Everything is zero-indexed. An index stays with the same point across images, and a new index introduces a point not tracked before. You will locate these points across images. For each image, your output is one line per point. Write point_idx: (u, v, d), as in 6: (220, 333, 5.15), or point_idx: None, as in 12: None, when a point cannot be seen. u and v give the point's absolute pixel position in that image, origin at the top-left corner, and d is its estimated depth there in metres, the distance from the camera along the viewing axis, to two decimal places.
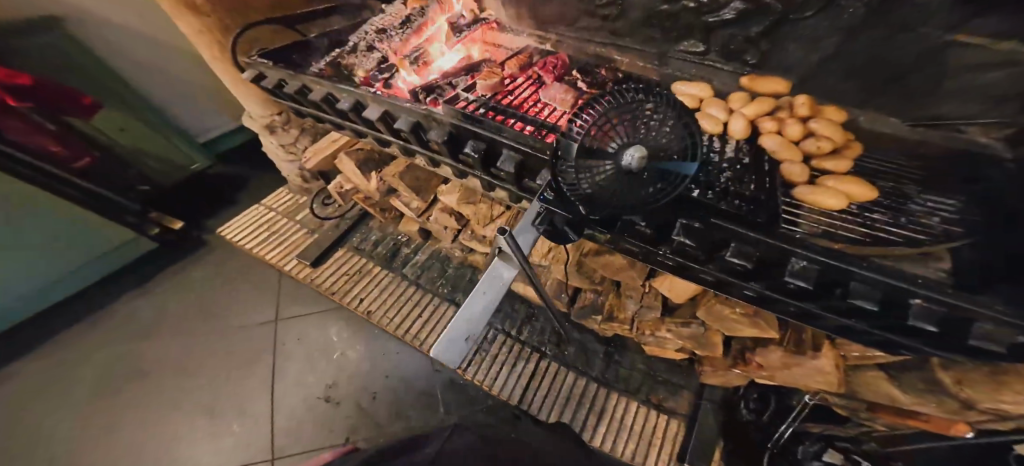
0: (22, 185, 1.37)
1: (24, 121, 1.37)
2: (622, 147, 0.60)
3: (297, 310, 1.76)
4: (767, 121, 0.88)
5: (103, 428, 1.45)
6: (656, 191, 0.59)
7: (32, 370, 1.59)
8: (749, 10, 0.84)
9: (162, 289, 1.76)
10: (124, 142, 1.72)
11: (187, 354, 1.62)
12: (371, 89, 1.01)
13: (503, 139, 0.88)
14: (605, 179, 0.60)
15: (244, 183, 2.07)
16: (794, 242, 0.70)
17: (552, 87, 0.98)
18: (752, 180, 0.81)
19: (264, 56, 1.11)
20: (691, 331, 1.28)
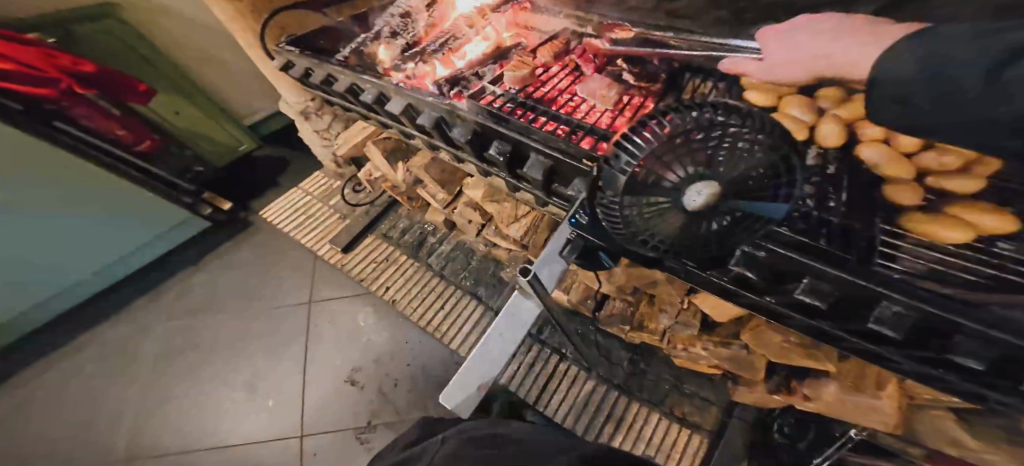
0: (92, 167, 1.47)
1: (90, 107, 1.48)
2: (681, 182, 0.39)
3: (329, 293, 1.80)
4: (870, 126, 0.67)
5: (161, 391, 1.61)
6: (729, 232, 0.43)
7: (106, 333, 1.77)
8: None
9: (212, 266, 1.89)
10: (180, 126, 1.82)
11: (230, 330, 1.73)
12: (395, 81, 0.95)
13: (532, 142, 0.79)
14: (655, 218, 0.43)
15: (285, 165, 2.13)
16: (885, 283, 0.56)
17: (592, 80, 0.86)
18: (834, 204, 0.65)
19: (291, 43, 1.07)
20: (731, 353, 1.14)
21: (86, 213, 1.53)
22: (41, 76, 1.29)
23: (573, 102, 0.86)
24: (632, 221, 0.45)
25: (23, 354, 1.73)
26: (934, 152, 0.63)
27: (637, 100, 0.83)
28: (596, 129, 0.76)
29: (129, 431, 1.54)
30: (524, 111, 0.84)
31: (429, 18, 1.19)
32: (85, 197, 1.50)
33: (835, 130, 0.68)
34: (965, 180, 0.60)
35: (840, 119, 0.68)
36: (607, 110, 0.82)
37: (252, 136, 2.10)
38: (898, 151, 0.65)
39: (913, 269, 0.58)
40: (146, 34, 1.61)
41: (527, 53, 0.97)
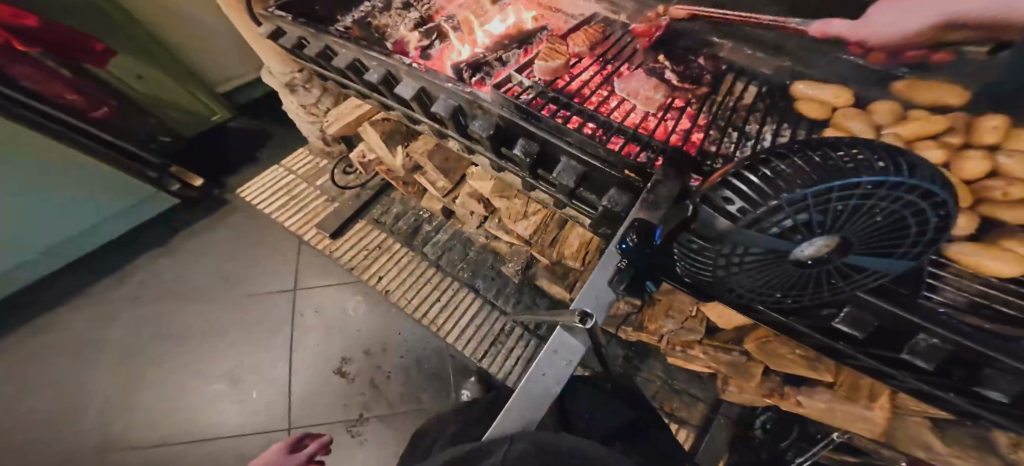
0: (44, 139, 1.28)
1: (33, 66, 1.26)
2: (787, 237, 0.34)
3: (316, 280, 1.70)
4: (931, 151, 0.61)
5: (130, 383, 1.49)
6: (830, 279, 0.40)
7: (61, 319, 1.61)
8: None
9: (182, 247, 1.73)
10: (143, 92, 1.60)
11: (206, 319, 1.61)
12: (408, 61, 0.83)
13: (565, 145, 0.71)
14: (753, 268, 0.40)
15: (263, 139, 1.95)
16: (925, 314, 0.52)
17: (634, 78, 0.79)
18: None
19: (282, 7, 0.92)
20: (730, 359, 1.11)
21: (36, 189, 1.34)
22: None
23: (611, 101, 0.80)
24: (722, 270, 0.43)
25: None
26: (1000, 181, 0.56)
27: (680, 104, 0.77)
28: (641, 135, 0.71)
29: (95, 425, 1.43)
30: (557, 108, 0.76)
31: None
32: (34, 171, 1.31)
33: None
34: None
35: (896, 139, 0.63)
36: (649, 113, 0.76)
37: (226, 104, 1.91)
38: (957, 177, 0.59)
39: (951, 301, 0.54)
40: None
41: (559, 39, 0.88)
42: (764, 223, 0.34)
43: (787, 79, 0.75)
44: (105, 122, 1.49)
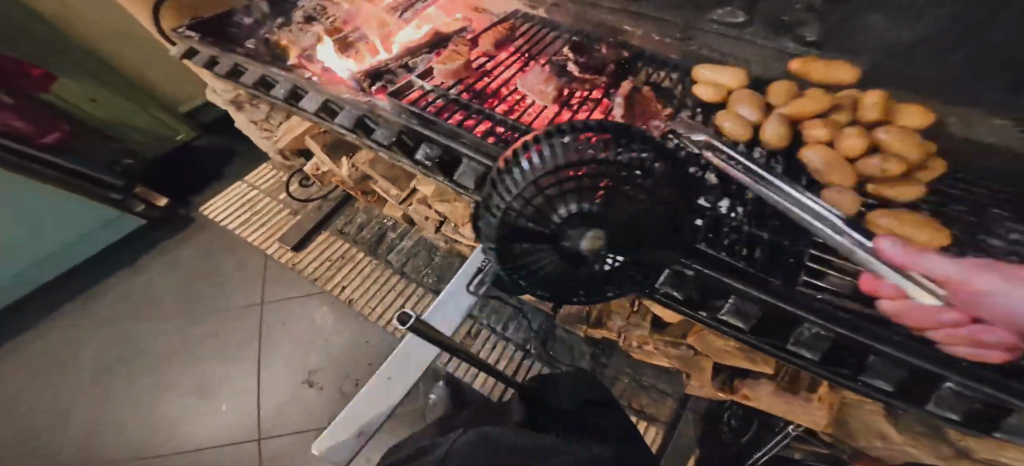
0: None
1: None
2: (568, 221, 0.40)
3: (282, 294, 1.69)
4: (817, 127, 0.62)
5: (98, 405, 1.49)
6: (605, 283, 0.47)
7: (31, 345, 1.62)
8: None
9: (152, 267, 1.75)
10: (98, 115, 1.62)
11: (174, 336, 1.62)
12: (309, 73, 0.84)
13: (461, 147, 0.70)
14: (536, 258, 0.44)
15: (230, 155, 1.99)
16: (803, 304, 0.50)
17: (530, 73, 0.77)
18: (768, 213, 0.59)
19: (192, 27, 0.94)
20: (679, 353, 1.09)
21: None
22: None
23: (513, 98, 0.79)
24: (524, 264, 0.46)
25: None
26: (877, 156, 0.57)
27: (580, 96, 0.75)
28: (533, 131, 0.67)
29: (62, 450, 1.42)
30: (457, 110, 0.74)
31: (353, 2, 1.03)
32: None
33: (776, 130, 0.63)
34: (908, 188, 0.55)
35: (784, 117, 0.64)
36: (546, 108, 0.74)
37: (190, 124, 1.96)
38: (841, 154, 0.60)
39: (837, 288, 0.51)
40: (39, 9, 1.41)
41: (469, 40, 0.89)
42: (552, 200, 0.40)
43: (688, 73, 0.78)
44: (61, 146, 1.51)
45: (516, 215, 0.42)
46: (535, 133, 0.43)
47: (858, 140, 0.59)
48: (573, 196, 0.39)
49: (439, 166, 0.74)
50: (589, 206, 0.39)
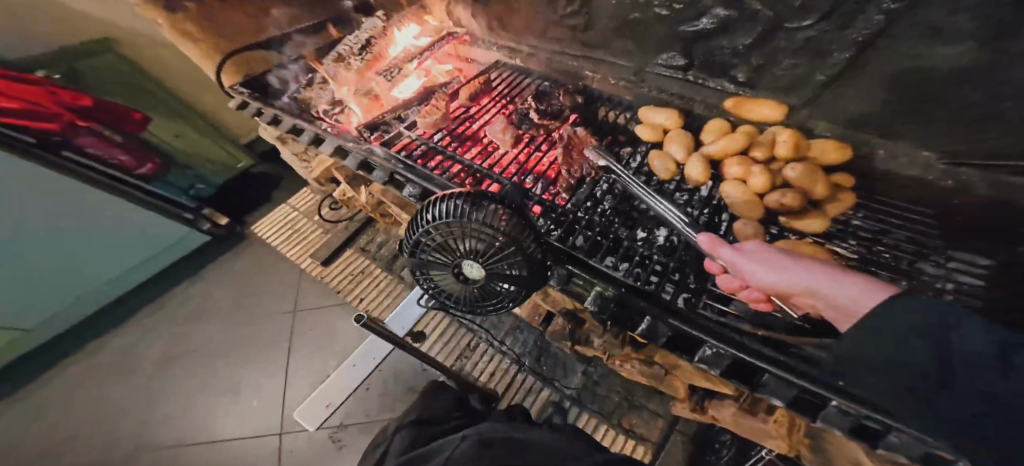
0: (99, 194, 1.62)
1: (97, 136, 1.67)
2: (462, 256, 0.63)
3: (312, 303, 1.92)
4: (732, 166, 0.81)
5: (153, 398, 1.73)
6: (479, 301, 0.71)
7: (105, 343, 1.90)
8: (735, 17, 0.73)
9: (210, 277, 2.06)
10: (180, 149, 2.00)
11: (221, 340, 1.86)
12: (326, 125, 1.02)
13: (435, 187, 0.83)
14: (442, 272, 0.67)
15: (278, 181, 2.34)
16: (707, 332, 0.66)
17: (494, 124, 0.98)
18: (680, 247, 0.81)
19: (243, 86, 1.18)
20: (653, 372, 1.16)
21: (91, 234, 1.68)
22: (45, 112, 1.49)
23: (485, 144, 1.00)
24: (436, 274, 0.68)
25: (28, 363, 1.86)
26: (780, 193, 0.75)
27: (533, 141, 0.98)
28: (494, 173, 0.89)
29: (121, 434, 1.65)
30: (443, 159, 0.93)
31: (360, 62, 1.23)
32: (89, 222, 1.65)
33: (699, 173, 0.83)
34: (812, 221, 0.74)
35: (705, 158, 0.84)
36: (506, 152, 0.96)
37: (248, 153, 2.32)
38: (753, 190, 0.77)
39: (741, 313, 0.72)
40: (146, 66, 1.83)
41: (449, 95, 1.09)
42: (456, 237, 0.61)
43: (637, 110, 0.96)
44: (153, 175, 1.90)
45: (433, 240, 0.63)
46: (466, 192, 0.61)
47: (765, 179, 0.76)
48: (467, 238, 0.60)
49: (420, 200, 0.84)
50: (476, 254, 0.61)
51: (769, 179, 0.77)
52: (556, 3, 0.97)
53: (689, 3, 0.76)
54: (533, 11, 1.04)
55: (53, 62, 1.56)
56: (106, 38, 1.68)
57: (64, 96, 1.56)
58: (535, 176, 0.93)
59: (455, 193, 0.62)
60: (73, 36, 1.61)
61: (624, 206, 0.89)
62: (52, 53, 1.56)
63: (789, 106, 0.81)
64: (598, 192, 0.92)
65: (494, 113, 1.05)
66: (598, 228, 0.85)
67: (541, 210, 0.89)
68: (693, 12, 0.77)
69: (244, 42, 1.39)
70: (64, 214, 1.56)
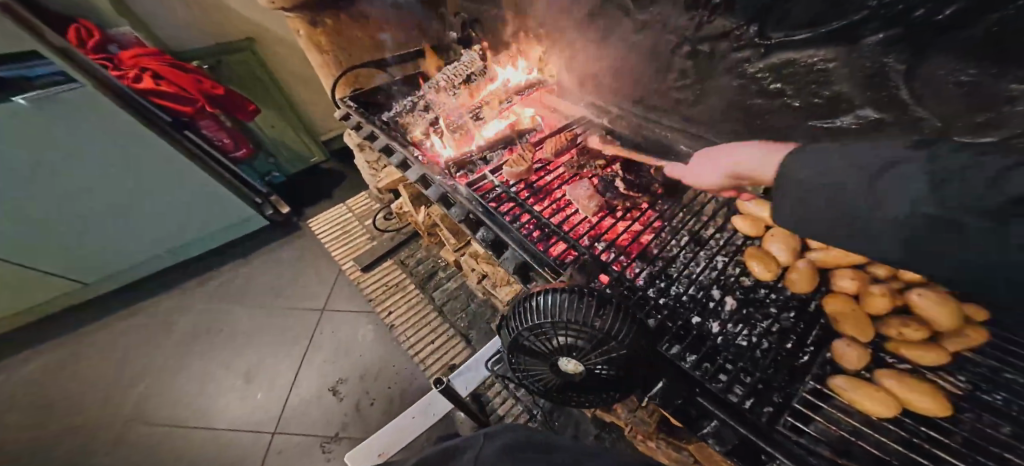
0: (192, 169, 1.79)
1: (214, 121, 1.83)
2: (558, 349, 0.59)
3: (342, 306, 1.90)
4: (844, 279, 0.70)
5: (173, 366, 1.76)
6: (563, 392, 0.65)
7: (154, 302, 2.00)
8: (890, 122, 0.64)
9: (257, 259, 2.13)
10: (271, 137, 2.25)
11: (252, 323, 1.88)
12: (416, 152, 1.11)
13: (508, 239, 0.86)
14: (533, 361, 0.63)
15: (341, 180, 2.45)
16: (768, 439, 0.55)
17: (579, 186, 0.95)
18: (760, 350, 0.68)
19: (352, 100, 1.29)
20: (678, 457, 1.00)
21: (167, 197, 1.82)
22: (186, 97, 1.66)
23: (561, 203, 0.97)
24: (524, 362, 0.64)
25: (92, 306, 2.01)
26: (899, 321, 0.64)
27: (619, 210, 0.91)
28: (579, 244, 0.84)
29: (136, 397, 1.67)
30: (514, 206, 0.95)
31: (458, 96, 1.29)
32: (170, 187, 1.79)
33: (802, 278, 0.73)
34: (926, 353, 0.60)
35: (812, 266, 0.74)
36: (587, 219, 0.91)
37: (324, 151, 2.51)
38: (865, 309, 0.67)
39: (820, 435, 0.58)
40: (269, 63, 2.07)
41: (535, 144, 1.09)
42: (556, 331, 0.58)
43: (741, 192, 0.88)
44: (244, 159, 2.03)
45: (530, 328, 0.60)
46: (561, 287, 0.60)
47: (886, 301, 0.65)
48: (566, 335, 0.57)
49: (491, 247, 0.89)
50: (575, 349, 0.57)
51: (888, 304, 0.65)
52: (666, 73, 0.93)
53: (831, 98, 0.69)
54: (636, 77, 1.02)
55: (203, 55, 1.86)
56: (250, 37, 1.95)
57: (205, 86, 1.73)
58: (609, 244, 0.86)
59: (552, 288, 0.61)
60: (228, 30, 1.90)
61: (703, 295, 0.78)
62: (210, 48, 1.87)
63: None
64: (675, 275, 0.82)
65: (578, 172, 1.02)
66: (667, 313, 0.75)
67: (608, 280, 0.80)
68: (833, 108, 0.69)
69: (357, 59, 1.50)
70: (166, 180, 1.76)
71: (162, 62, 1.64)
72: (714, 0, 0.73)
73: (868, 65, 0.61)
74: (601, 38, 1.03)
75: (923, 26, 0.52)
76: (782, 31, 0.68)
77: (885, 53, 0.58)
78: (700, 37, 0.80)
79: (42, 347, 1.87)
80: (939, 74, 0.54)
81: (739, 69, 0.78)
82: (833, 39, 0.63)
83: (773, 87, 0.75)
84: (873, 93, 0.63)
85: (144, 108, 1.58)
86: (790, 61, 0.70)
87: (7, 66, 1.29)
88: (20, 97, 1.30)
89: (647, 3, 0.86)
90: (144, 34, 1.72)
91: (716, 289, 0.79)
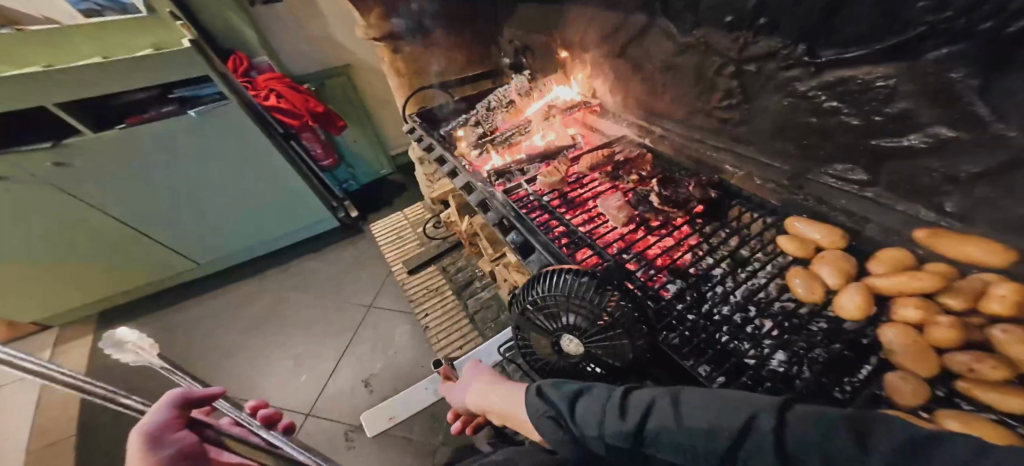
0: (292, 175, 2.10)
1: (313, 133, 2.17)
2: (564, 327, 0.69)
3: (387, 304, 2.04)
4: (906, 307, 0.59)
5: (240, 342, 2.00)
6: (561, 369, 0.75)
7: (235, 285, 2.31)
8: (966, 143, 0.55)
9: (324, 255, 2.39)
10: (352, 150, 2.59)
11: (310, 310, 2.09)
12: (464, 162, 1.21)
13: (535, 242, 0.90)
14: (540, 335, 0.74)
15: (403, 191, 2.71)
16: None
17: (611, 198, 0.96)
18: (799, 380, 0.60)
19: (418, 116, 1.45)
20: None
21: (266, 198, 2.13)
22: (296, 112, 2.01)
23: (592, 214, 0.98)
24: (532, 334, 0.75)
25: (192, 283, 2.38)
26: (969, 354, 0.52)
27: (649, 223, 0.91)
28: (603, 252, 0.85)
29: (208, 364, 1.92)
30: (543, 213, 0.99)
31: (505, 114, 1.40)
32: (269, 190, 2.11)
33: (855, 302, 0.63)
34: (1007, 396, 0.47)
35: (869, 290, 0.64)
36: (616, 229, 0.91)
37: (391, 164, 2.81)
38: (929, 342, 0.56)
39: None
40: (359, 86, 2.42)
41: (572, 160, 1.14)
42: (564, 311, 0.67)
43: (796, 213, 0.80)
44: (330, 168, 2.37)
45: (540, 305, 0.70)
46: (571, 270, 0.68)
47: (951, 334, 0.54)
48: (572, 316, 0.67)
49: (518, 250, 0.92)
50: (577, 330, 0.67)
51: (955, 333, 0.54)
52: (711, 93, 0.93)
53: (895, 116, 0.62)
54: (681, 97, 1.02)
55: (312, 78, 2.25)
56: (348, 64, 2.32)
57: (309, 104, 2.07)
58: (638, 256, 0.84)
59: (563, 269, 0.70)
60: (331, 59, 2.28)
61: (739, 316, 0.71)
62: (315, 73, 2.26)
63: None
64: (707, 293, 0.77)
65: (611, 189, 1.03)
66: (690, 328, 0.71)
67: (635, 288, 0.78)
68: (898, 127, 0.62)
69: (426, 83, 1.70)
70: (266, 184, 2.08)
71: (285, 85, 2.02)
72: (759, 20, 0.73)
73: (933, 79, 0.55)
74: (645, 61, 1.07)
75: (993, 38, 0.47)
76: (833, 50, 0.65)
77: (950, 68, 0.52)
78: (746, 57, 0.80)
79: (153, 310, 2.23)
80: (1021, 89, 0.47)
81: (788, 88, 0.75)
82: (892, 53, 0.58)
83: (825, 104, 0.71)
84: (942, 110, 0.56)
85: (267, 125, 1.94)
86: (844, 79, 0.66)
87: (190, 87, 1.73)
88: (194, 111, 1.69)
89: (690, 25, 0.88)
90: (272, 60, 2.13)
91: (752, 310, 0.72)
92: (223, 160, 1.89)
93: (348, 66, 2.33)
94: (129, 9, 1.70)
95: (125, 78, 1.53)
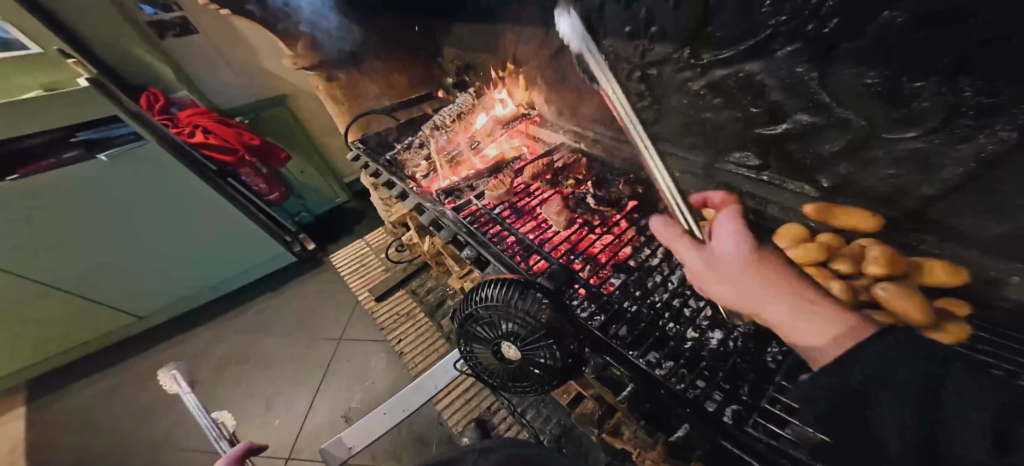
0: (232, 212, 2.02)
1: (252, 169, 2.08)
2: (504, 336, 0.72)
3: (357, 334, 2.00)
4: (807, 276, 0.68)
5: (199, 396, 1.87)
6: (507, 377, 0.78)
7: (185, 338, 2.15)
8: (822, 124, 0.65)
9: (284, 293, 2.29)
10: (301, 182, 2.52)
11: (276, 352, 2.00)
12: (411, 184, 1.21)
13: (488, 254, 0.93)
14: (481, 346, 0.77)
15: (361, 218, 2.66)
16: (730, 437, 0.57)
17: (552, 204, 1.02)
18: (736, 354, 0.68)
19: (361, 142, 1.44)
20: None
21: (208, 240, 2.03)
22: (229, 147, 1.93)
23: (540, 221, 1.04)
24: (474, 347, 0.78)
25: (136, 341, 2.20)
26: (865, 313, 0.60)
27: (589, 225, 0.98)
28: (550, 256, 0.90)
29: (164, 426, 1.77)
30: (494, 226, 1.02)
31: (447, 133, 1.42)
32: (209, 231, 2.01)
33: None
34: None
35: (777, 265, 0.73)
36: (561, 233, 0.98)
37: (346, 191, 2.75)
38: None
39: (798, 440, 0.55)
40: (300, 116, 2.37)
41: (517, 171, 1.18)
42: (502, 320, 0.71)
43: None
44: (277, 202, 2.26)
45: (481, 317, 0.74)
46: (505, 281, 0.73)
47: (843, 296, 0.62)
48: (508, 325, 0.70)
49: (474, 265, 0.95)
50: (515, 337, 0.70)
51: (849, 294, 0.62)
52: (627, 97, 1.01)
53: (769, 106, 0.71)
54: (604, 103, 1.10)
55: (245, 111, 2.17)
56: (285, 95, 2.26)
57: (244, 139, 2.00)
58: (583, 256, 0.91)
59: (493, 281, 0.74)
60: (266, 91, 2.21)
61: (677, 302, 0.78)
62: (249, 106, 2.18)
63: (888, 218, 0.65)
64: (649, 284, 0.83)
65: (554, 196, 1.09)
66: (632, 319, 0.77)
67: (586, 292, 0.83)
68: (773, 116, 0.72)
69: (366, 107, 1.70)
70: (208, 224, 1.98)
71: (212, 120, 1.94)
72: (651, 29, 0.83)
73: (788, 74, 0.65)
74: (570, 72, 1.14)
75: (817, 37, 0.57)
76: (711, 51, 0.74)
77: (797, 63, 0.62)
78: (648, 62, 0.89)
79: (92, 377, 2.04)
80: (846, 78, 0.57)
81: (686, 87, 0.84)
82: (754, 53, 0.68)
83: (716, 100, 0.80)
84: (799, 99, 0.65)
85: (194, 164, 1.84)
86: (726, 77, 0.75)
87: (94, 129, 1.58)
88: (104, 155, 1.58)
89: (600, 36, 0.96)
90: (196, 95, 2.03)
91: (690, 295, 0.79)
92: (150, 204, 1.79)
93: (286, 97, 2.28)
94: (14, 45, 1.64)
95: (16, 124, 1.41)
